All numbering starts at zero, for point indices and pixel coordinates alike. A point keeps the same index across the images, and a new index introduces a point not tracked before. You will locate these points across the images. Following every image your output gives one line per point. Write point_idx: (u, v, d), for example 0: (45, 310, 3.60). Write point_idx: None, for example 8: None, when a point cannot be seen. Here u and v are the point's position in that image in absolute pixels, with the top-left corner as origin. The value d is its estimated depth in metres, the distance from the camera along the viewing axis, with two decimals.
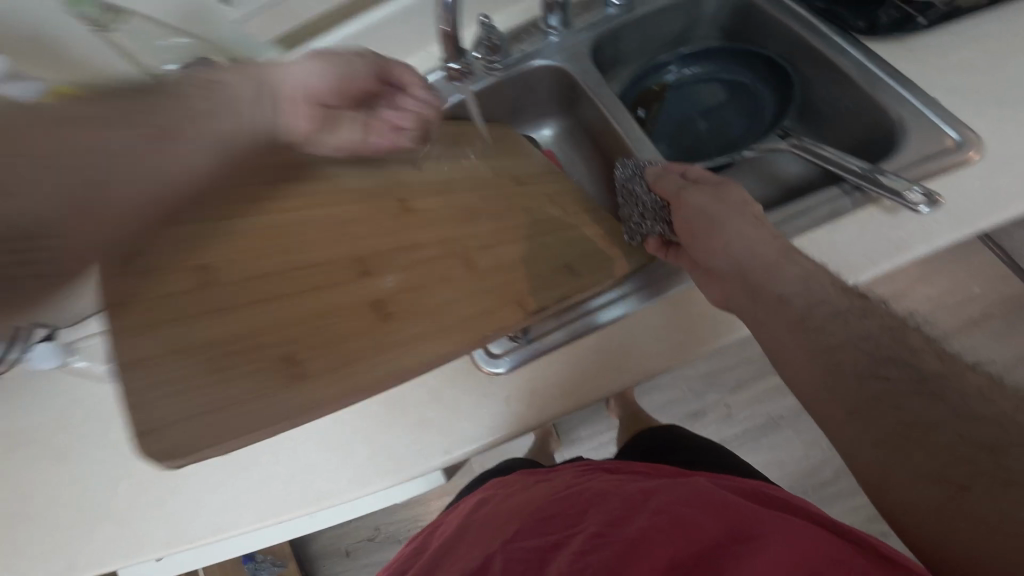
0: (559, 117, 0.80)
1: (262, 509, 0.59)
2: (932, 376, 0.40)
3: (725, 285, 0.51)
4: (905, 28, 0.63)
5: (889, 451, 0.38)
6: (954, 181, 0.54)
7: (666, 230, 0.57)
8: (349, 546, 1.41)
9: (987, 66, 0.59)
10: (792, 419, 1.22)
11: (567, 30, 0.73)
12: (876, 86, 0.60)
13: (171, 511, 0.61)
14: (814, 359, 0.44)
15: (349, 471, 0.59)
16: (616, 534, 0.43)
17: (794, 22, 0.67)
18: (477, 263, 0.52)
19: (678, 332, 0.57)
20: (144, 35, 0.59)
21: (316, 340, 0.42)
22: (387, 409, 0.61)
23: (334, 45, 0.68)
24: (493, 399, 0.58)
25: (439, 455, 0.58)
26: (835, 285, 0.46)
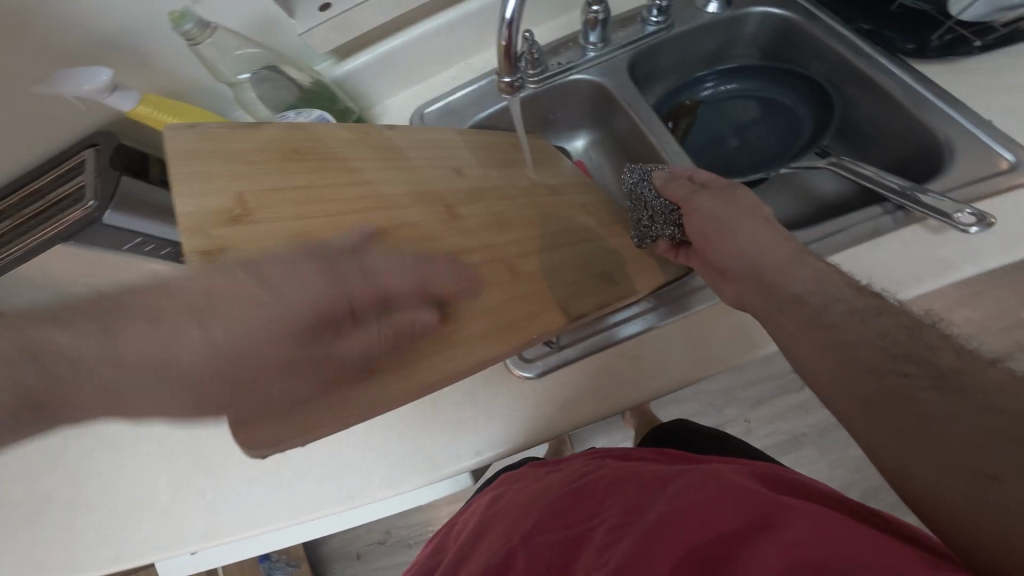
0: (593, 128, 0.82)
1: (297, 505, 0.61)
2: (953, 372, 0.38)
3: (739, 287, 0.51)
4: (958, 50, 0.62)
5: (908, 446, 0.36)
6: (1007, 202, 0.53)
7: (677, 233, 0.58)
8: (360, 548, 1.42)
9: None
10: (816, 439, 1.19)
11: (605, 46, 0.75)
12: (922, 106, 0.60)
13: (210, 503, 0.63)
14: (828, 356, 0.43)
15: (381, 470, 0.61)
16: (634, 523, 0.43)
17: (838, 43, 0.67)
18: (517, 267, 0.53)
19: (712, 344, 0.57)
20: (224, 46, 0.61)
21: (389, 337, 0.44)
22: (419, 409, 0.63)
23: (382, 57, 0.72)
24: (523, 402, 0.59)
25: (469, 456, 0.59)
26: (852, 285, 0.45)
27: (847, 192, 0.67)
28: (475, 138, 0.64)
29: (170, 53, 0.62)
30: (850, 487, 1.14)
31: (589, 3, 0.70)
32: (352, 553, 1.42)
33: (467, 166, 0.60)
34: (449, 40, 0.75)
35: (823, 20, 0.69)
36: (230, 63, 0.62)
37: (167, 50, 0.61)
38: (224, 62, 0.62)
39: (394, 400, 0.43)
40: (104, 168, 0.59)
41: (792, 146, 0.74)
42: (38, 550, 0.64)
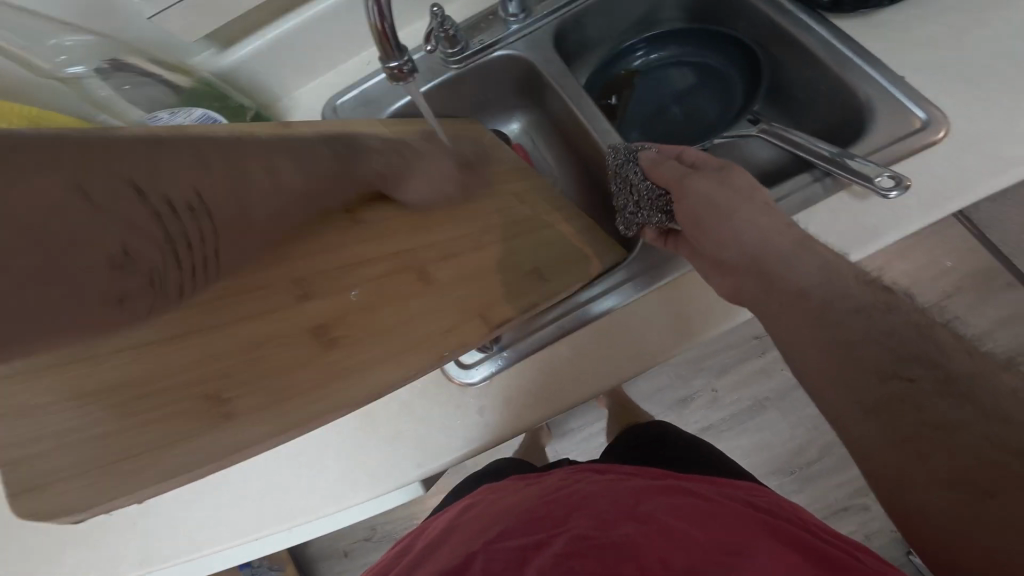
0: (527, 109, 0.77)
1: (238, 527, 0.56)
2: (960, 376, 0.38)
3: (739, 279, 0.48)
4: (871, 4, 0.60)
5: (907, 451, 0.37)
6: (925, 163, 0.53)
7: (664, 219, 0.55)
8: (347, 546, 1.37)
9: (954, 43, 0.58)
10: (777, 400, 1.23)
11: (528, 17, 0.69)
12: (843, 65, 0.59)
13: (145, 530, 0.58)
14: (831, 357, 0.42)
15: (323, 488, 0.56)
16: (602, 537, 0.41)
17: (762, 2, 0.64)
18: (434, 276, 0.47)
19: (656, 332, 0.55)
20: (31, 31, 0.52)
21: (245, 372, 0.36)
22: (361, 424, 0.57)
23: (277, 39, 0.63)
24: (467, 410, 0.55)
25: (415, 468, 0.55)
26: (858, 279, 0.44)
27: (784, 159, 0.65)
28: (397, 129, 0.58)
29: None
30: (809, 443, 1.20)
31: None
32: (339, 550, 1.38)
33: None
34: (354, 20, 0.67)
35: None
36: (52, 53, 0.53)
37: None
38: (42, 52, 0.53)
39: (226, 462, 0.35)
40: None
41: (728, 114, 0.71)
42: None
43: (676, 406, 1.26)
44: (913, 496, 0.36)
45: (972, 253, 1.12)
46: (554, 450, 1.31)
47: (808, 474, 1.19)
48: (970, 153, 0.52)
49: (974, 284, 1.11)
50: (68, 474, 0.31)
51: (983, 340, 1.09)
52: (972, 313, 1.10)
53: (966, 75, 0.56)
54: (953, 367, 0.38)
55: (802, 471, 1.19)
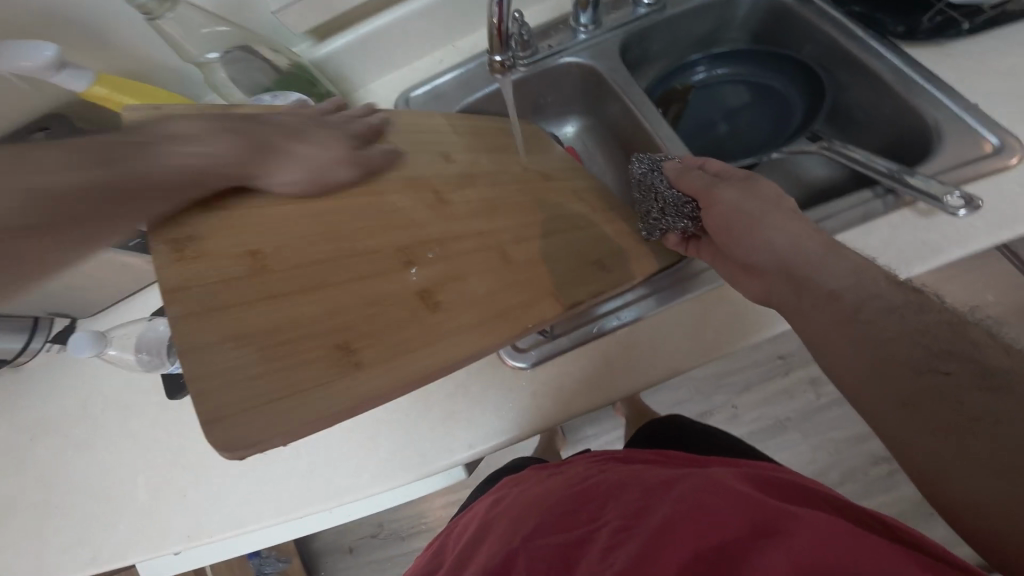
0: (583, 115, 0.80)
1: (285, 502, 0.60)
2: (1001, 370, 0.38)
3: (767, 280, 0.50)
4: (948, 33, 0.62)
5: (944, 444, 0.37)
6: (989, 187, 0.54)
7: (689, 225, 0.56)
8: (352, 542, 1.41)
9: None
10: (799, 421, 1.22)
11: (597, 28, 0.73)
12: (912, 89, 0.60)
13: (193, 502, 0.61)
14: (862, 352, 0.42)
15: (371, 466, 0.60)
16: (637, 527, 0.43)
17: (830, 27, 0.67)
18: (513, 256, 0.50)
19: (704, 332, 0.57)
20: (190, 22, 0.58)
21: (368, 326, 0.41)
22: (412, 405, 0.61)
23: (364, 37, 0.69)
24: (519, 391, 0.58)
25: (464, 449, 0.58)
26: (889, 280, 0.45)
27: (839, 175, 0.67)
28: (466, 124, 0.62)
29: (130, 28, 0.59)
30: (831, 468, 1.18)
31: None
32: (344, 546, 1.41)
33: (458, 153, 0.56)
34: (435, 20, 0.72)
35: (815, 2, 0.68)
36: (198, 41, 0.59)
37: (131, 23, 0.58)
38: (191, 41, 0.59)
39: (360, 404, 0.38)
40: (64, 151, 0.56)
41: (784, 132, 0.73)
42: (10, 556, 0.62)
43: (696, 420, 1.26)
44: (955, 492, 0.36)
45: (1014, 288, 1.10)
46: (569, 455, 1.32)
47: None
48: None
49: (1016, 320, 1.08)
50: (236, 410, 0.34)
51: None
52: None
53: None
54: (985, 359, 0.39)
55: None
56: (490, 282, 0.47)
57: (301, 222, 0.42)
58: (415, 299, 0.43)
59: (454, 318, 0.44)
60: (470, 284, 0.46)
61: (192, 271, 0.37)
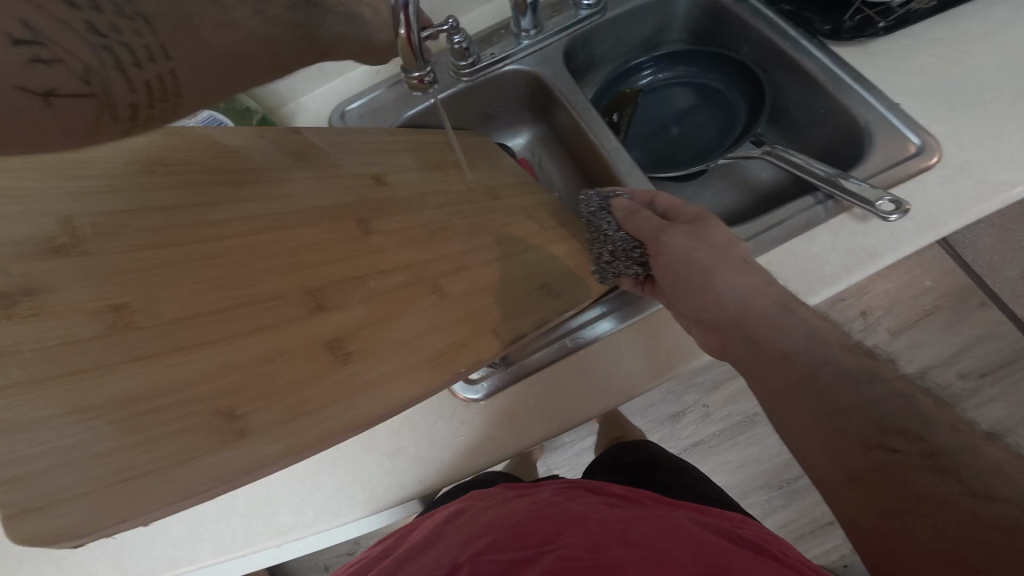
0: (533, 124, 0.77)
1: (223, 543, 0.53)
2: (943, 449, 0.34)
3: (719, 334, 0.47)
4: (866, 32, 0.63)
5: (886, 527, 0.33)
6: (916, 188, 0.55)
7: (640, 270, 0.53)
8: (327, 560, 1.30)
9: (940, 72, 0.61)
10: (766, 416, 1.24)
11: (539, 33, 0.70)
12: (842, 90, 0.61)
13: (116, 544, 0.54)
14: (815, 422, 0.39)
15: (317, 501, 0.54)
16: (593, 559, 0.40)
17: (765, 27, 0.66)
18: (446, 289, 0.46)
19: (656, 357, 0.55)
20: None
21: (250, 388, 0.35)
22: (359, 437, 0.56)
23: None
24: (470, 425, 0.55)
25: (415, 484, 0.54)
26: (842, 345, 0.42)
27: (784, 181, 0.67)
28: (408, 138, 0.58)
29: None
30: (797, 459, 1.21)
31: None
32: (317, 565, 1.30)
33: (388, 173, 0.52)
34: None
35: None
36: None
37: None
38: None
39: (225, 481, 0.32)
40: None
41: (729, 136, 0.73)
42: None
43: (668, 421, 1.26)
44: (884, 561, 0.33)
45: (949, 272, 1.16)
46: (547, 464, 1.29)
47: (795, 490, 1.20)
48: (961, 180, 0.55)
49: (950, 304, 1.14)
50: (72, 492, 0.29)
51: (960, 359, 1.13)
52: (950, 332, 1.14)
53: (952, 104, 0.59)
54: (935, 437, 0.35)
55: (790, 487, 1.19)
56: (419, 314, 0.43)
57: (185, 266, 0.36)
58: (299, 362, 0.37)
59: (362, 368, 0.39)
60: (387, 327, 0.41)
61: (28, 331, 0.30)
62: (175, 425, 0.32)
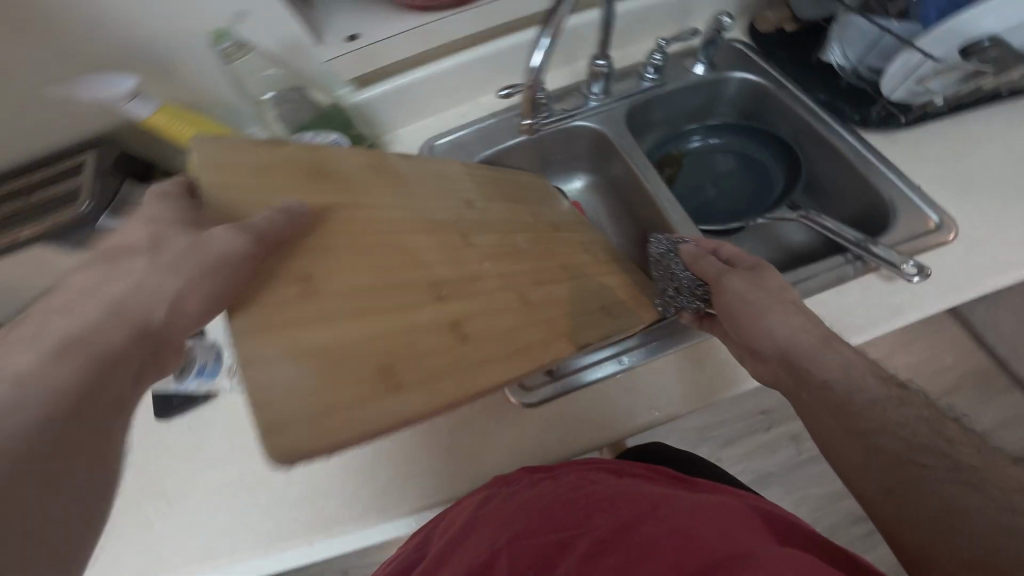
0: (590, 171, 0.88)
1: (264, 535, 0.57)
2: (969, 466, 0.41)
3: (768, 366, 0.53)
4: (889, 124, 0.73)
5: (921, 534, 0.40)
6: (935, 258, 0.63)
7: (701, 306, 0.60)
8: None
9: (955, 163, 0.70)
10: (781, 477, 1.24)
11: (606, 97, 0.82)
12: (870, 169, 0.71)
13: (158, 532, 0.58)
14: (852, 440, 0.46)
15: (366, 496, 0.59)
16: (621, 541, 0.43)
17: (803, 112, 0.78)
18: (530, 297, 0.54)
19: (699, 381, 0.62)
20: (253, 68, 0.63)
21: (405, 350, 0.43)
22: (412, 437, 0.62)
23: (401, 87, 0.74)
24: (524, 428, 0.61)
25: (456, 487, 0.59)
26: (875, 375, 0.48)
27: (815, 242, 0.75)
28: (481, 173, 0.67)
29: (193, 69, 0.63)
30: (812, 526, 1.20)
31: (594, 58, 0.77)
32: None
33: (475, 198, 0.62)
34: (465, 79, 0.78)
35: (789, 87, 0.79)
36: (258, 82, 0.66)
37: (193, 58, 0.62)
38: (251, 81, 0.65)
39: (384, 424, 0.39)
40: (106, 173, 0.60)
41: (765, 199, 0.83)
42: None
43: None
44: (904, 539, 0.41)
45: (969, 352, 1.20)
46: None
47: None
48: (974, 255, 0.62)
49: (971, 384, 1.18)
50: (291, 418, 0.36)
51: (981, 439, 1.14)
52: (970, 412, 1.16)
53: (966, 190, 0.67)
54: (960, 457, 0.42)
55: None
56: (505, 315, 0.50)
57: (349, 251, 0.44)
58: (440, 334, 0.45)
59: (473, 347, 0.46)
60: (501, 315, 0.50)
61: (264, 294, 0.39)
62: (353, 375, 0.40)
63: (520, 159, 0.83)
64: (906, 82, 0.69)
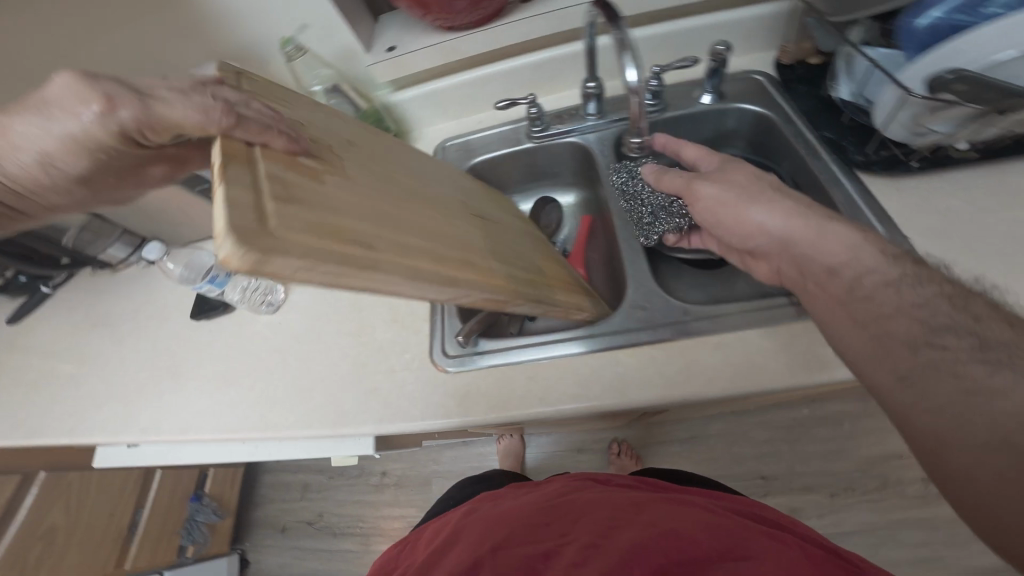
0: (582, 188, 0.84)
1: (218, 424, 0.61)
2: (998, 344, 0.39)
3: (773, 258, 0.54)
4: (894, 169, 0.62)
5: (939, 418, 0.38)
6: None
7: (682, 222, 0.67)
8: (287, 523, 1.43)
9: (967, 219, 0.58)
10: None
11: (603, 118, 0.75)
12: (857, 216, 0.61)
13: (133, 408, 0.65)
14: (862, 328, 0.45)
15: (301, 411, 0.59)
16: (607, 543, 0.48)
17: (801, 148, 0.69)
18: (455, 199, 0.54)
19: (667, 373, 0.54)
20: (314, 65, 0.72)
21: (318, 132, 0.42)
22: (354, 366, 0.62)
23: (429, 92, 0.79)
24: (443, 390, 0.57)
25: (371, 422, 0.57)
26: (885, 253, 0.46)
27: None
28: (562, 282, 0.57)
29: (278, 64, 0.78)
30: None
31: (584, 80, 0.70)
32: (279, 525, 1.44)
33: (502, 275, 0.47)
34: (482, 89, 0.79)
35: (796, 123, 0.70)
36: (310, 76, 0.75)
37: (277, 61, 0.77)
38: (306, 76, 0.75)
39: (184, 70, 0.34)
40: None
41: None
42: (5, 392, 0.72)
43: None
44: (938, 443, 0.38)
45: None
46: None
47: None
48: None
49: None
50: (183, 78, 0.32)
51: None
52: None
53: (964, 247, 0.56)
54: (987, 333, 0.39)
55: None
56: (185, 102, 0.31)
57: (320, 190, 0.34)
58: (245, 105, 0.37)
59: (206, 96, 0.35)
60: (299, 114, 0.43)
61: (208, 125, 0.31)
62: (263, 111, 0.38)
63: (510, 172, 0.82)
64: (898, 117, 0.58)
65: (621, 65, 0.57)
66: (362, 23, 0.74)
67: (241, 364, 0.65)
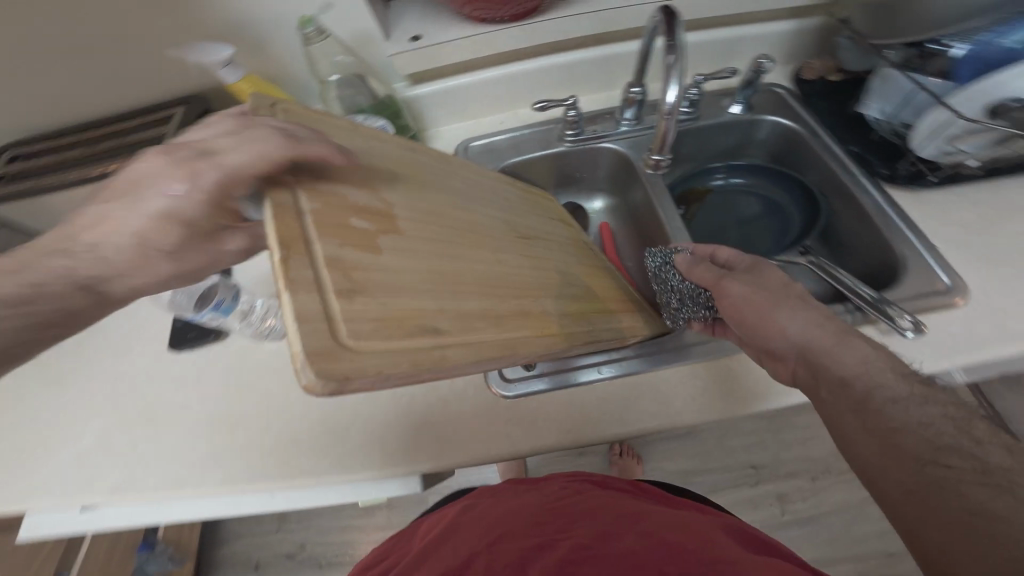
0: (611, 194, 0.81)
1: (212, 474, 0.53)
2: (999, 471, 0.35)
3: (788, 366, 0.47)
4: (916, 183, 0.64)
5: (950, 536, 0.34)
6: (942, 322, 0.53)
7: (710, 313, 0.54)
8: (261, 558, 1.29)
9: (985, 228, 0.60)
10: None
11: (637, 124, 0.74)
12: (892, 228, 0.62)
13: (97, 460, 0.55)
14: (870, 438, 0.40)
15: (317, 455, 0.52)
16: (601, 548, 0.42)
17: (833, 161, 0.69)
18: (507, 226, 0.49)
19: (713, 391, 0.53)
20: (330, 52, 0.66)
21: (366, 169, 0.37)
22: (372, 398, 0.55)
23: (449, 88, 0.75)
24: (500, 418, 0.53)
25: (411, 462, 0.51)
26: (897, 369, 0.42)
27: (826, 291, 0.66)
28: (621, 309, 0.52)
29: (285, 49, 0.71)
30: None
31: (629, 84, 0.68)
32: (251, 561, 1.30)
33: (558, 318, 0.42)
34: (507, 88, 0.76)
35: (823, 136, 0.71)
36: (327, 64, 0.68)
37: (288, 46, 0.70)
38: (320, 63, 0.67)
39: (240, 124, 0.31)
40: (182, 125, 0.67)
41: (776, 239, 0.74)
42: None
43: None
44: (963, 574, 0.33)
45: None
46: None
47: None
48: (986, 324, 0.52)
49: None
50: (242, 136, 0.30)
51: None
52: None
53: (987, 255, 0.58)
54: (989, 459, 0.36)
55: None
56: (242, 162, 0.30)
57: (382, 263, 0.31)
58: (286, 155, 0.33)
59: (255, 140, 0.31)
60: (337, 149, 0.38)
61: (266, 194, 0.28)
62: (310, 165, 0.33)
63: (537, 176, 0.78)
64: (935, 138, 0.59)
65: (665, 80, 0.55)
66: (378, 11, 0.69)
67: (240, 401, 0.58)
